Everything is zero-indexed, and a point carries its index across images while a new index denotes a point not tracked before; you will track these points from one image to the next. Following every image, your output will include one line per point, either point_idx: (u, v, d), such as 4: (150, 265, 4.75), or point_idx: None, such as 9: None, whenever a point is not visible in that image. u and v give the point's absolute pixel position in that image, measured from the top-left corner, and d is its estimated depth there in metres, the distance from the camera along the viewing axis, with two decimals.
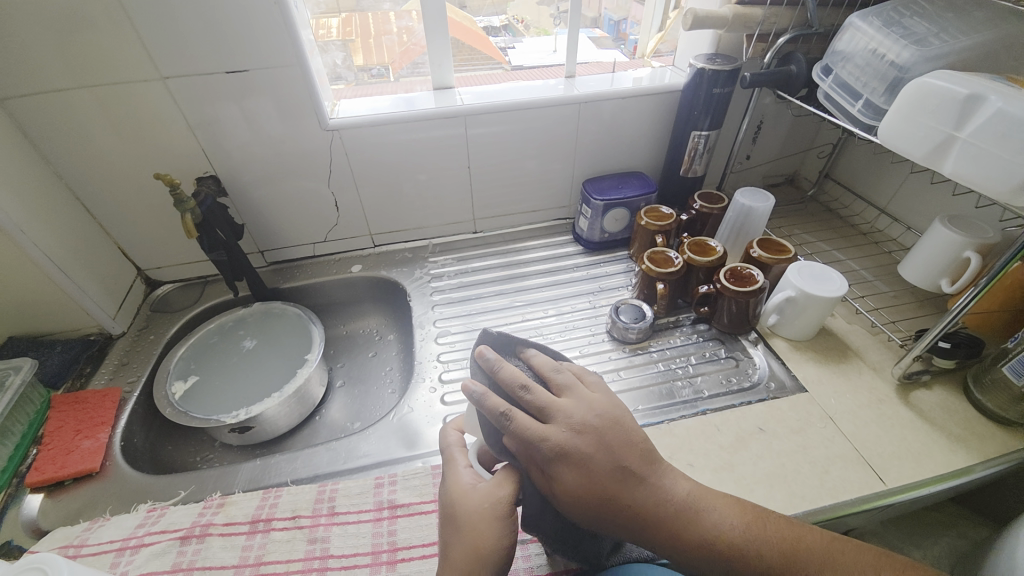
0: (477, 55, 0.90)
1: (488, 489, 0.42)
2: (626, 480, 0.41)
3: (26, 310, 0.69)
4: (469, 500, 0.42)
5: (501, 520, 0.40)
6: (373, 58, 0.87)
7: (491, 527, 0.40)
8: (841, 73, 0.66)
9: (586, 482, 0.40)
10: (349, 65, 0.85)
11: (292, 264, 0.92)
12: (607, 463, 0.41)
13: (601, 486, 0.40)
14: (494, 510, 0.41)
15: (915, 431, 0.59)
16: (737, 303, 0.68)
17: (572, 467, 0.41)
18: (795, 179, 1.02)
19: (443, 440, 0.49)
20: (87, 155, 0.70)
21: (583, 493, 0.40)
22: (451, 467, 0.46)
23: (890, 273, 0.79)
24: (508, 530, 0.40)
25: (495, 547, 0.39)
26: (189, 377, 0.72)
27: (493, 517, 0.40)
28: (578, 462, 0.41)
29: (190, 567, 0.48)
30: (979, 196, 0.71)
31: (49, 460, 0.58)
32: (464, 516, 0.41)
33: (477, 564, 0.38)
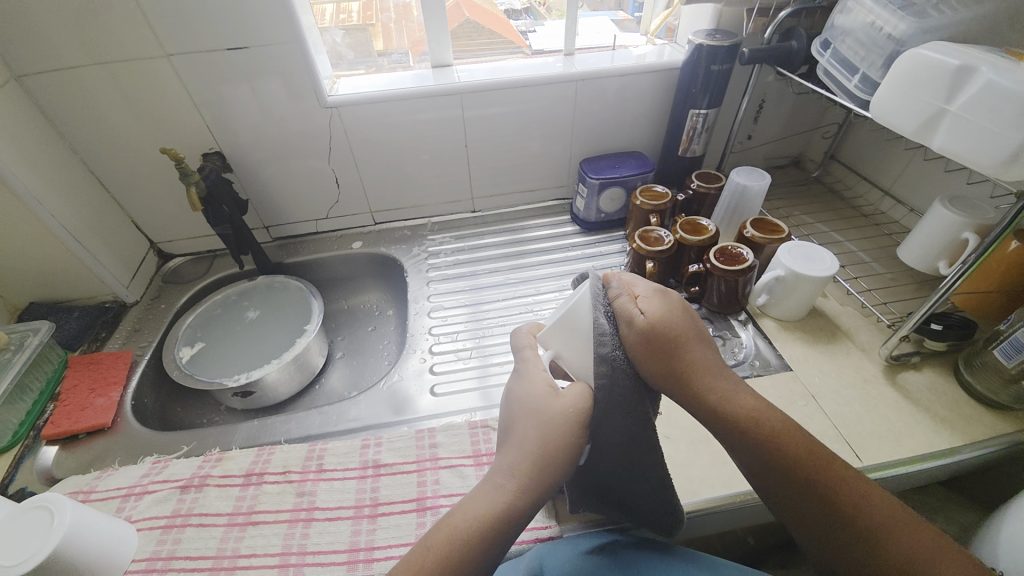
0: (499, 39, 0.92)
1: (568, 398, 0.44)
2: (700, 340, 0.46)
3: (47, 278, 0.74)
4: (548, 407, 0.44)
5: (575, 432, 0.43)
6: (393, 42, 0.89)
7: (568, 431, 0.42)
8: (840, 47, 0.65)
9: (669, 317, 0.45)
10: (369, 50, 0.88)
11: (295, 240, 0.95)
12: (689, 319, 0.47)
13: (680, 329, 0.45)
14: (573, 418, 0.43)
15: (898, 411, 0.59)
16: (726, 282, 0.68)
17: (663, 303, 0.46)
18: (801, 161, 1.00)
19: (516, 340, 0.51)
20: (100, 130, 0.73)
21: (663, 327, 0.45)
22: (528, 367, 0.48)
23: (889, 255, 0.78)
24: (581, 438, 0.43)
25: (565, 451, 0.42)
26: (195, 343, 0.76)
27: (569, 425, 0.43)
28: (669, 303, 0.46)
29: (187, 514, 0.51)
30: (971, 172, 0.70)
31: (65, 415, 0.62)
32: (546, 416, 0.43)
33: (548, 457, 0.42)
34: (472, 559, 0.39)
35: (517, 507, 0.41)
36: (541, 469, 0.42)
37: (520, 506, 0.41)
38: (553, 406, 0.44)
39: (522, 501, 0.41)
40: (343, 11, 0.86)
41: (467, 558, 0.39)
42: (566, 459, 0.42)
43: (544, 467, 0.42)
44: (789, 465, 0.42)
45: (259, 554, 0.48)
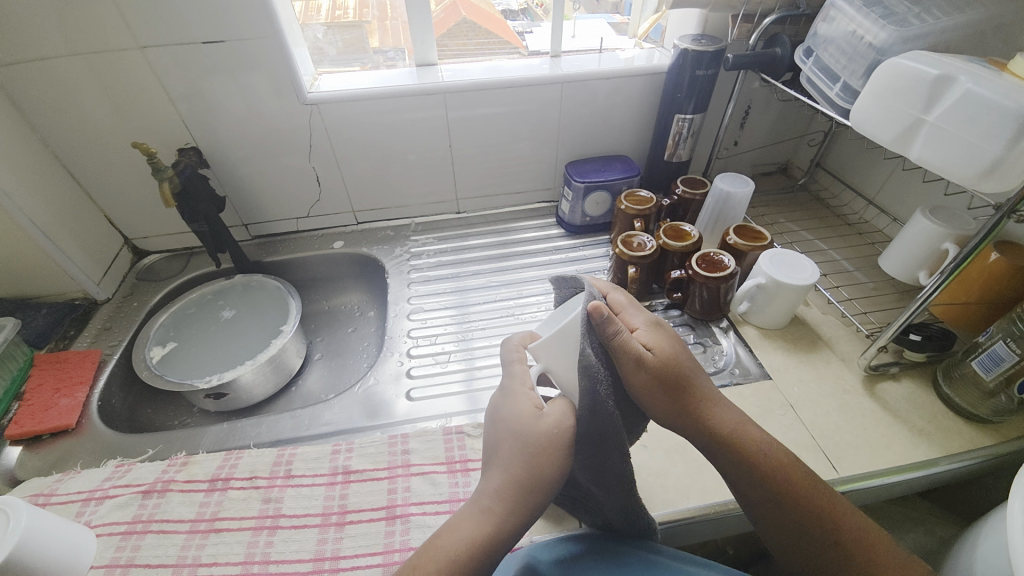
0: (495, 39, 0.90)
1: (552, 421, 0.44)
2: (700, 371, 0.48)
3: (14, 273, 0.72)
4: (535, 429, 0.44)
5: (559, 456, 0.43)
6: (389, 40, 0.87)
7: (556, 455, 0.43)
8: (823, 55, 0.65)
9: (671, 349, 0.47)
10: (364, 47, 0.87)
11: (276, 239, 0.93)
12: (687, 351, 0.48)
13: (682, 360, 0.47)
14: (557, 440, 0.43)
15: (876, 421, 0.58)
16: (708, 289, 0.68)
17: (661, 335, 0.48)
18: (787, 168, 1.00)
19: (505, 354, 0.51)
20: (73, 124, 0.71)
21: (670, 357, 0.46)
22: (513, 384, 0.48)
23: (871, 264, 0.78)
24: (569, 461, 0.43)
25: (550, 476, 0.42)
26: (167, 343, 0.75)
27: (554, 448, 0.43)
28: (666, 335, 0.48)
29: (148, 520, 0.50)
30: (948, 182, 0.71)
31: (28, 416, 0.60)
32: (534, 440, 0.43)
33: (537, 484, 0.42)
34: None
35: (501, 533, 0.40)
36: (528, 494, 0.42)
37: (504, 533, 0.40)
38: (539, 428, 0.44)
39: (505, 528, 0.40)
40: (339, 8, 0.85)
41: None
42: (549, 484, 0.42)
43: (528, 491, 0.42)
44: (802, 508, 0.43)
45: (221, 562, 0.47)
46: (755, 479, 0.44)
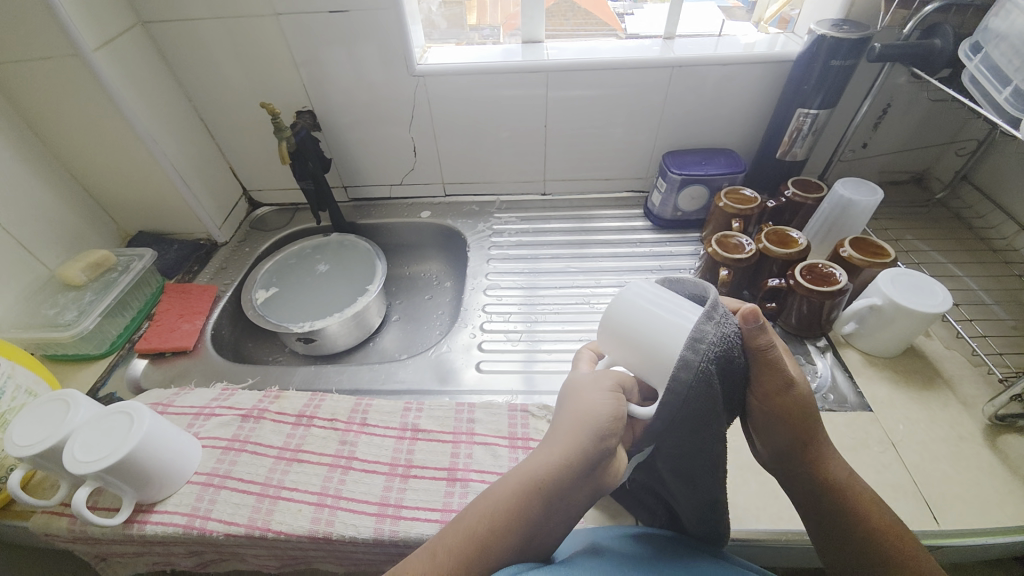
0: (592, 21, 0.88)
1: (599, 378, 0.42)
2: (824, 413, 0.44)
3: (151, 209, 0.82)
4: (581, 385, 0.43)
5: (599, 401, 0.40)
6: (486, 18, 0.88)
7: (591, 398, 0.41)
8: (992, 53, 0.55)
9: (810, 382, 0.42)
10: (462, 23, 0.87)
11: (369, 203, 0.98)
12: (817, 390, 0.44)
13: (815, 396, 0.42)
14: (604, 390, 0.41)
15: (1000, 480, 0.50)
16: (809, 303, 0.62)
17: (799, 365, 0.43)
18: (924, 178, 0.87)
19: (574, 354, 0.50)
20: (210, 81, 0.80)
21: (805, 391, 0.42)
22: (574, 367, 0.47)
23: (1019, 300, 0.66)
24: (608, 403, 0.40)
25: (597, 421, 0.40)
26: (270, 287, 0.82)
27: (600, 395, 0.41)
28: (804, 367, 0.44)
29: (245, 440, 0.56)
30: None
31: (157, 334, 0.70)
32: (574, 391, 0.42)
33: (570, 427, 0.40)
34: (495, 530, 0.39)
35: (545, 477, 0.39)
36: (563, 438, 0.40)
37: (549, 477, 0.39)
38: (584, 382, 0.43)
39: (550, 472, 0.39)
40: None
41: (493, 530, 0.39)
42: (596, 428, 0.39)
43: (573, 435, 0.40)
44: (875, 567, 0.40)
45: (300, 489, 0.52)
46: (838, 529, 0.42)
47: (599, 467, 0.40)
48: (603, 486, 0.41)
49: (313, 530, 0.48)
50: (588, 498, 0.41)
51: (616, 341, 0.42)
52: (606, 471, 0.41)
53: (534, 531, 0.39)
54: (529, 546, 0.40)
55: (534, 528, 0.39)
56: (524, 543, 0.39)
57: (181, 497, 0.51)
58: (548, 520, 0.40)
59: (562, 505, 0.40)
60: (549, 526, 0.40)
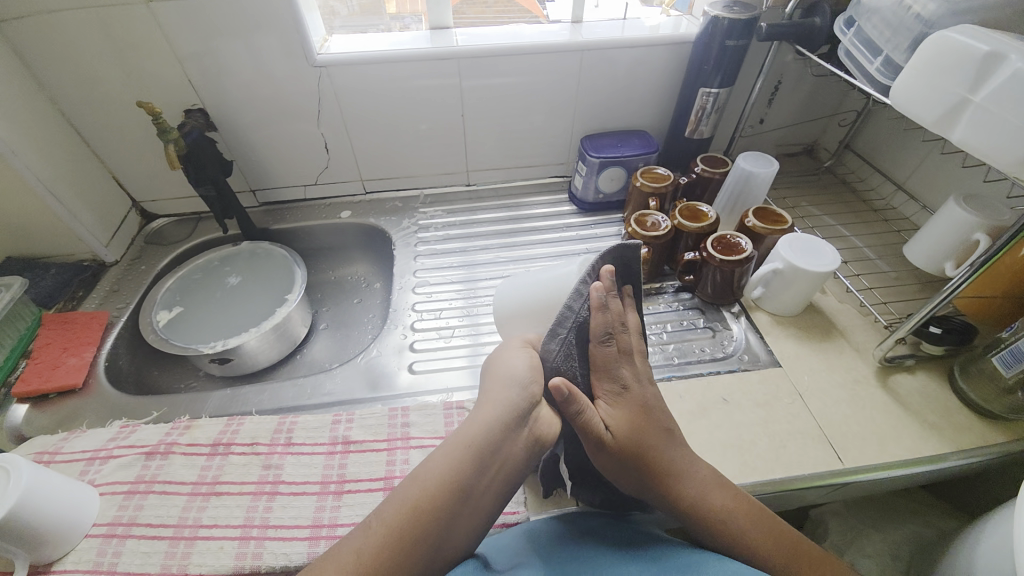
0: (514, 8, 0.87)
1: (510, 342, 0.47)
2: (666, 439, 0.45)
3: (23, 231, 0.72)
4: (498, 354, 0.47)
5: (522, 358, 0.44)
6: (407, 7, 0.84)
7: (515, 356, 0.45)
8: (865, 26, 0.60)
9: (633, 424, 0.44)
10: (379, 11, 0.84)
11: (282, 206, 0.92)
12: (653, 421, 0.45)
13: (643, 432, 0.44)
14: (517, 349, 0.46)
15: (888, 416, 0.57)
16: (722, 272, 0.65)
17: (625, 408, 0.45)
18: (814, 149, 0.95)
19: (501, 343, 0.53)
20: (84, 84, 0.70)
21: (628, 436, 0.44)
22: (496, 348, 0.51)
23: (896, 253, 0.75)
24: (531, 356, 0.45)
25: (516, 375, 0.44)
26: (173, 307, 0.75)
27: (516, 353, 0.45)
28: (632, 406, 0.46)
29: (152, 480, 0.51)
30: (990, 169, 0.66)
31: (36, 373, 0.61)
32: (499, 358, 0.46)
33: (500, 383, 0.43)
34: (430, 497, 0.38)
35: (475, 434, 0.41)
36: (495, 395, 0.43)
37: (478, 434, 0.41)
38: (499, 350, 0.47)
39: (479, 429, 0.41)
40: None
41: (427, 497, 0.38)
42: (515, 379, 0.43)
43: (497, 390, 0.43)
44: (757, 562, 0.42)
45: (221, 525, 0.47)
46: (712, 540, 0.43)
47: (528, 417, 0.43)
48: (537, 440, 0.43)
49: (238, 566, 0.45)
50: (523, 453, 0.42)
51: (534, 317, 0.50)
52: (537, 422, 0.43)
53: (471, 494, 0.39)
54: (469, 512, 0.39)
55: (470, 490, 0.39)
56: (462, 508, 0.39)
57: (81, 553, 0.45)
58: (485, 480, 0.40)
59: (497, 462, 0.41)
60: (487, 486, 0.40)
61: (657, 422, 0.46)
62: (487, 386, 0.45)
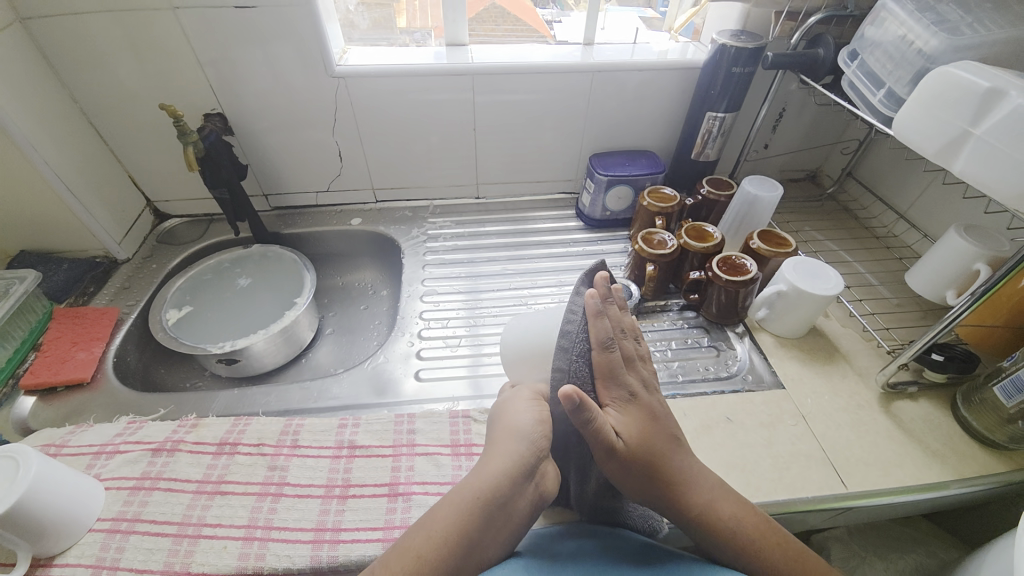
0: (522, 26, 0.89)
1: (521, 392, 0.47)
2: (676, 448, 0.45)
3: (39, 227, 0.73)
4: (508, 402, 0.47)
5: (529, 408, 0.45)
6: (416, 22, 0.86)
7: (521, 406, 0.45)
8: (868, 59, 0.62)
9: (642, 432, 0.44)
10: (390, 26, 0.85)
11: (295, 211, 0.93)
12: (662, 428, 0.45)
13: (654, 441, 0.44)
14: (526, 402, 0.46)
15: (889, 439, 0.57)
16: (727, 292, 0.66)
17: (634, 415, 0.45)
18: (817, 176, 0.98)
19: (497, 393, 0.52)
20: (105, 84, 0.72)
21: (638, 444, 0.44)
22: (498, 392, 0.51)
23: (898, 280, 0.76)
24: (538, 410, 0.45)
25: (524, 428, 0.44)
26: (183, 307, 0.75)
27: (525, 406, 0.45)
28: (641, 412, 0.45)
29: (157, 477, 0.51)
30: (990, 202, 0.68)
31: (45, 366, 0.62)
32: (505, 407, 0.47)
33: (509, 435, 0.44)
34: (436, 546, 0.38)
35: (483, 484, 0.40)
36: (504, 445, 0.43)
37: (486, 484, 0.40)
38: (509, 399, 0.47)
39: (487, 479, 0.41)
40: None
41: (433, 546, 0.38)
42: (524, 432, 0.43)
43: (506, 442, 0.43)
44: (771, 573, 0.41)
45: (225, 524, 0.47)
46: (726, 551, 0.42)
47: (535, 472, 0.43)
48: (541, 496, 0.43)
49: (241, 567, 0.45)
50: (527, 509, 0.42)
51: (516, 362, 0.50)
52: (543, 479, 0.43)
53: (475, 548, 0.39)
54: (472, 565, 0.39)
55: (475, 544, 0.39)
56: (467, 562, 0.38)
57: (83, 548, 0.45)
58: (489, 534, 0.40)
59: (502, 517, 0.40)
60: (492, 540, 0.40)
61: (668, 432, 0.46)
62: (494, 436, 0.45)
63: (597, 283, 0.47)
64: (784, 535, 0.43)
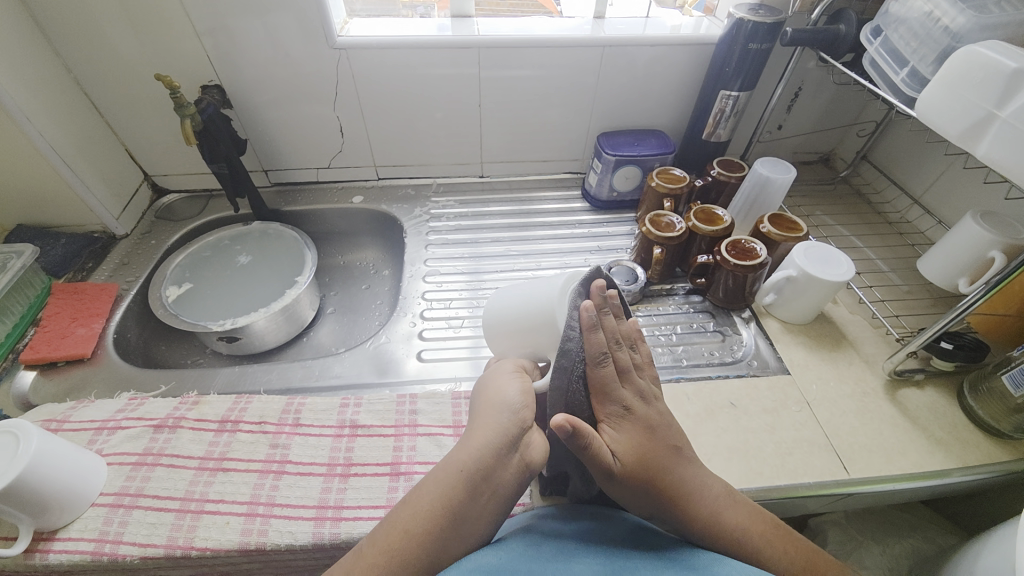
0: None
1: (502, 367, 0.48)
2: (676, 458, 0.44)
3: (36, 201, 0.71)
4: (490, 378, 0.47)
5: (512, 382, 0.45)
6: None
7: (504, 381, 0.45)
8: (891, 36, 0.60)
9: (641, 447, 0.43)
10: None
11: (295, 188, 0.91)
12: (659, 442, 0.44)
13: (654, 457, 0.43)
14: (508, 375, 0.46)
15: (893, 427, 0.57)
16: (734, 277, 0.65)
17: (631, 429, 0.44)
18: (830, 159, 0.95)
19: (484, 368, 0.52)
20: (100, 53, 0.69)
21: (638, 462, 0.43)
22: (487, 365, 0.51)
23: (909, 266, 0.75)
24: (521, 384, 0.45)
25: (506, 400, 0.43)
26: (183, 283, 0.75)
27: (507, 379, 0.45)
28: (637, 427, 0.44)
29: (159, 453, 0.51)
30: (1010, 187, 0.66)
31: (45, 341, 0.61)
32: (489, 384, 0.46)
33: (493, 409, 0.43)
34: (422, 523, 0.38)
35: (464, 457, 0.40)
36: (487, 419, 0.43)
37: (470, 458, 0.40)
38: (491, 374, 0.47)
39: (471, 453, 0.40)
40: None
41: (417, 522, 0.38)
42: (506, 404, 0.43)
43: (489, 416, 0.43)
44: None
45: (227, 501, 0.48)
46: (734, 556, 0.42)
47: (519, 443, 0.42)
48: (527, 466, 0.42)
49: (244, 542, 0.45)
50: (513, 480, 0.41)
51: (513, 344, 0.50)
52: (527, 448, 0.42)
53: (460, 522, 0.39)
54: (460, 539, 0.39)
55: (460, 517, 0.39)
56: (454, 536, 0.38)
57: (87, 521, 0.45)
58: (475, 507, 0.39)
59: (487, 489, 0.40)
60: (479, 514, 0.40)
61: (667, 443, 0.45)
62: (479, 410, 0.45)
63: (592, 293, 0.45)
64: (789, 533, 0.44)
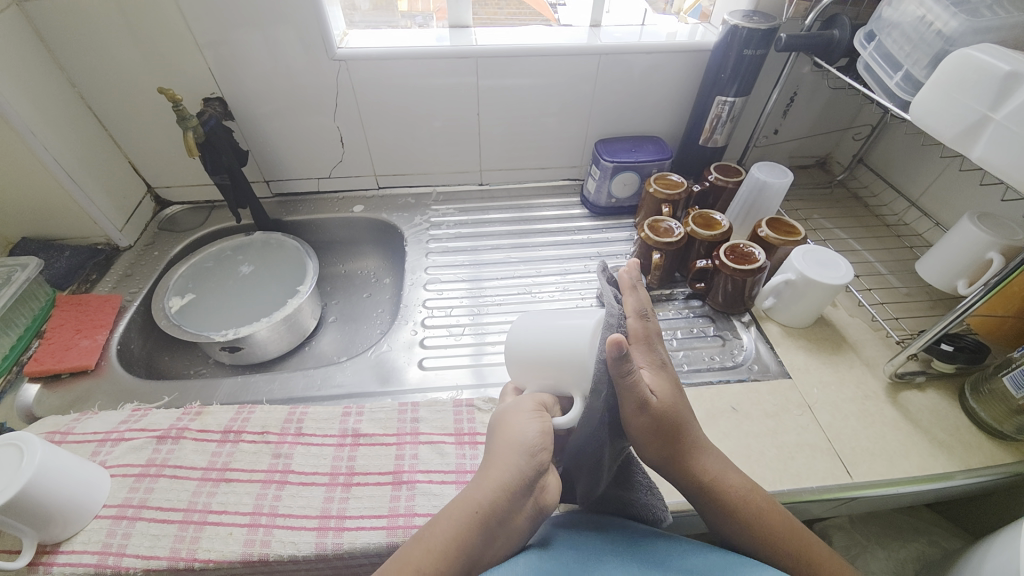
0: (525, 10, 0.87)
1: (523, 402, 0.45)
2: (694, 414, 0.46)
3: (39, 213, 0.72)
4: (508, 412, 0.45)
5: (529, 422, 0.42)
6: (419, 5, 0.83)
7: (521, 420, 0.43)
8: (885, 41, 0.60)
9: (673, 397, 0.44)
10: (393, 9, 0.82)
11: (296, 198, 0.92)
12: (683, 393, 0.46)
13: (679, 405, 0.44)
14: (527, 413, 0.44)
15: (895, 429, 0.57)
16: (733, 282, 0.66)
17: (663, 380, 0.45)
18: (827, 162, 0.96)
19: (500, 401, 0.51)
20: (103, 68, 0.71)
21: (670, 406, 0.43)
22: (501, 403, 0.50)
23: (908, 269, 0.75)
24: (538, 424, 0.42)
25: (523, 440, 0.41)
26: (186, 294, 0.75)
27: (526, 419, 0.43)
28: (668, 379, 0.45)
29: (162, 464, 0.51)
30: (1007, 189, 0.67)
31: (50, 354, 0.62)
32: (506, 419, 0.44)
33: (509, 449, 0.41)
34: (434, 563, 0.37)
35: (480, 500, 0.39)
36: (504, 461, 0.40)
37: (485, 500, 0.39)
38: (510, 407, 0.45)
39: (486, 494, 0.39)
40: None
41: (430, 561, 0.37)
42: (525, 445, 0.41)
43: (504, 456, 0.41)
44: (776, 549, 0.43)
45: (230, 511, 0.48)
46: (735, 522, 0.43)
47: (535, 486, 0.41)
48: (541, 508, 0.41)
49: (246, 553, 0.45)
50: (527, 523, 0.40)
51: (513, 362, 0.49)
52: (542, 492, 0.41)
53: (473, 562, 0.38)
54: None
55: (473, 559, 0.38)
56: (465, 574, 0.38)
57: (90, 534, 0.46)
58: (489, 548, 0.39)
59: (503, 531, 0.39)
60: (492, 554, 0.39)
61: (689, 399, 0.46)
62: (494, 446, 0.43)
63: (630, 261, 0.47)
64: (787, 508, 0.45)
